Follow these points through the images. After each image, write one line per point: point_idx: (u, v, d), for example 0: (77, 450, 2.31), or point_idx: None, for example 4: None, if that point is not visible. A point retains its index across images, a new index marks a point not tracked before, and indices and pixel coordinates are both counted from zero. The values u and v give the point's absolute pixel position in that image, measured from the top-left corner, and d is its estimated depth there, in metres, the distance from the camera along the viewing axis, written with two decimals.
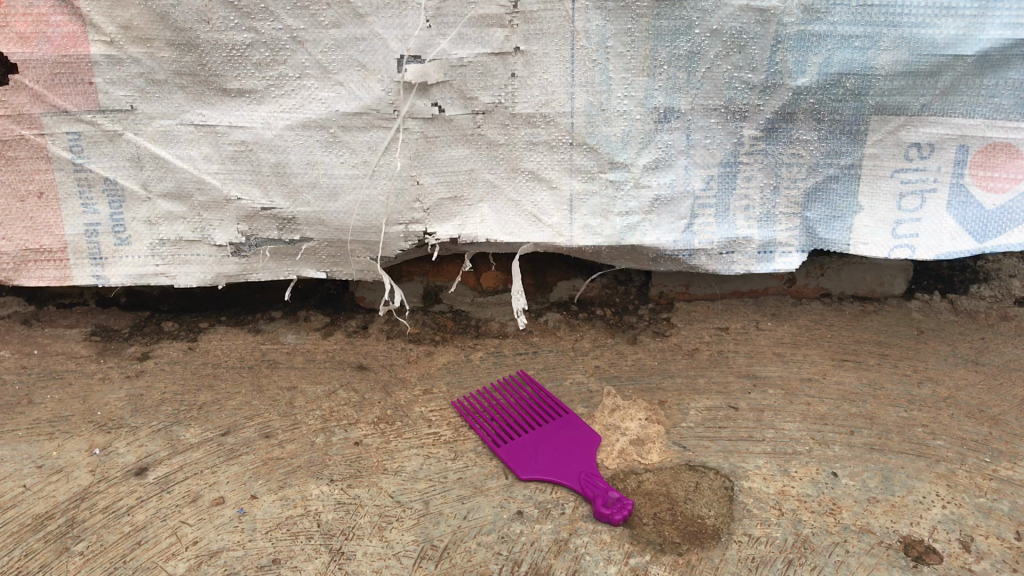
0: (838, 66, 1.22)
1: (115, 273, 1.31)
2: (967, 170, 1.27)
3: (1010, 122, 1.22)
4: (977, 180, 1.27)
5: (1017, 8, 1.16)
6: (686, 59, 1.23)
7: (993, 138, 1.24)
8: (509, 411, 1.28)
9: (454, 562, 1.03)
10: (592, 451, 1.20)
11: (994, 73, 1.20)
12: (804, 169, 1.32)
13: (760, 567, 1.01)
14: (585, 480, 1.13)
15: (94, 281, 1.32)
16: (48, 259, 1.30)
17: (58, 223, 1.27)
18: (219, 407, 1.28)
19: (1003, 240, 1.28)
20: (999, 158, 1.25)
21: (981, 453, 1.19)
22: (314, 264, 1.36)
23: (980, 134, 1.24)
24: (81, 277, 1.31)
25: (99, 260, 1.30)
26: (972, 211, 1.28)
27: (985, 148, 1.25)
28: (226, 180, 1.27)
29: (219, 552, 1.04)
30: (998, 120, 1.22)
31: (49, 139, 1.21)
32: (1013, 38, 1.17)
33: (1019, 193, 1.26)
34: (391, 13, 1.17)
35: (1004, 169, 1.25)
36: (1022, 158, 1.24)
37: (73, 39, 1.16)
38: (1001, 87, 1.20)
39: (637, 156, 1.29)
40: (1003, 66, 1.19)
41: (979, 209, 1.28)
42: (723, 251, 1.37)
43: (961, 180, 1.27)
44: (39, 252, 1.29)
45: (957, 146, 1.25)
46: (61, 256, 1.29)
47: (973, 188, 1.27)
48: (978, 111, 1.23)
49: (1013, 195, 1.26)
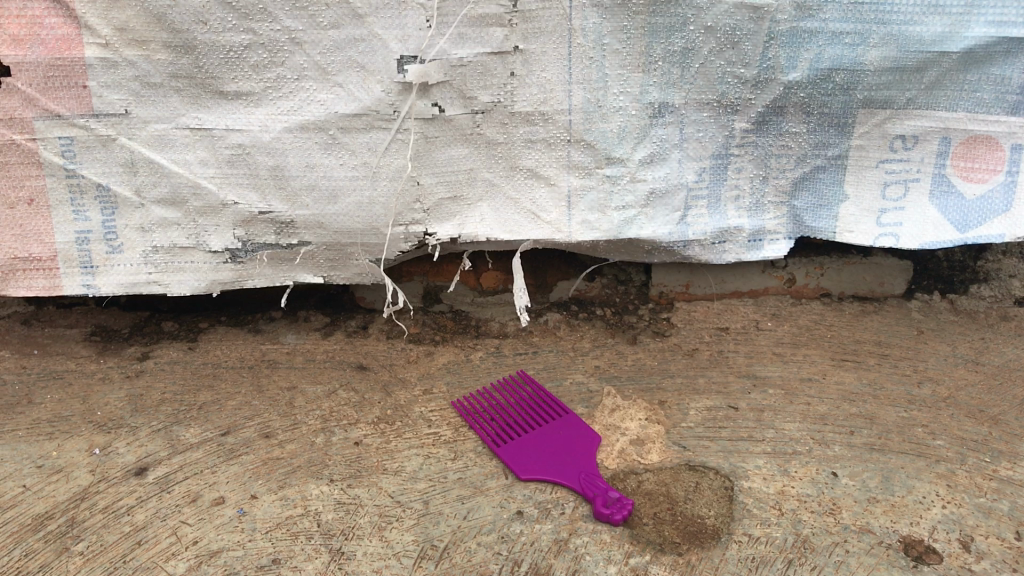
0: (828, 62, 1.22)
1: (106, 282, 1.31)
2: (949, 161, 1.27)
3: (991, 116, 1.23)
4: (958, 171, 1.28)
5: (1002, 5, 1.16)
6: (680, 55, 1.23)
7: (975, 131, 1.25)
8: (508, 411, 1.28)
9: (454, 562, 1.03)
10: (592, 452, 1.20)
11: (978, 69, 1.20)
12: (793, 160, 1.33)
13: (760, 567, 1.01)
14: (586, 479, 1.14)
15: (84, 291, 1.31)
16: (36, 267, 1.29)
17: (49, 230, 1.27)
18: (219, 408, 1.28)
19: (984, 230, 1.30)
20: (980, 150, 1.26)
21: (981, 453, 1.19)
22: (312, 268, 1.36)
23: (962, 127, 1.25)
24: (70, 286, 1.31)
25: (90, 269, 1.30)
26: (953, 201, 1.29)
27: (967, 141, 1.26)
28: (222, 185, 1.26)
29: (219, 552, 1.04)
30: (979, 114, 1.23)
31: (41, 143, 1.21)
32: (997, 34, 1.17)
33: (1000, 184, 1.27)
34: (391, 12, 1.17)
35: (985, 160, 1.26)
36: (1002, 150, 1.25)
37: (67, 42, 1.16)
38: (984, 83, 1.21)
39: (633, 151, 1.29)
40: (988, 62, 1.19)
41: (960, 199, 1.29)
42: (715, 241, 1.39)
43: (943, 171, 1.28)
44: (28, 261, 1.29)
45: (940, 138, 1.26)
46: (50, 264, 1.29)
47: (954, 178, 1.28)
48: (960, 105, 1.23)
49: (993, 185, 1.27)
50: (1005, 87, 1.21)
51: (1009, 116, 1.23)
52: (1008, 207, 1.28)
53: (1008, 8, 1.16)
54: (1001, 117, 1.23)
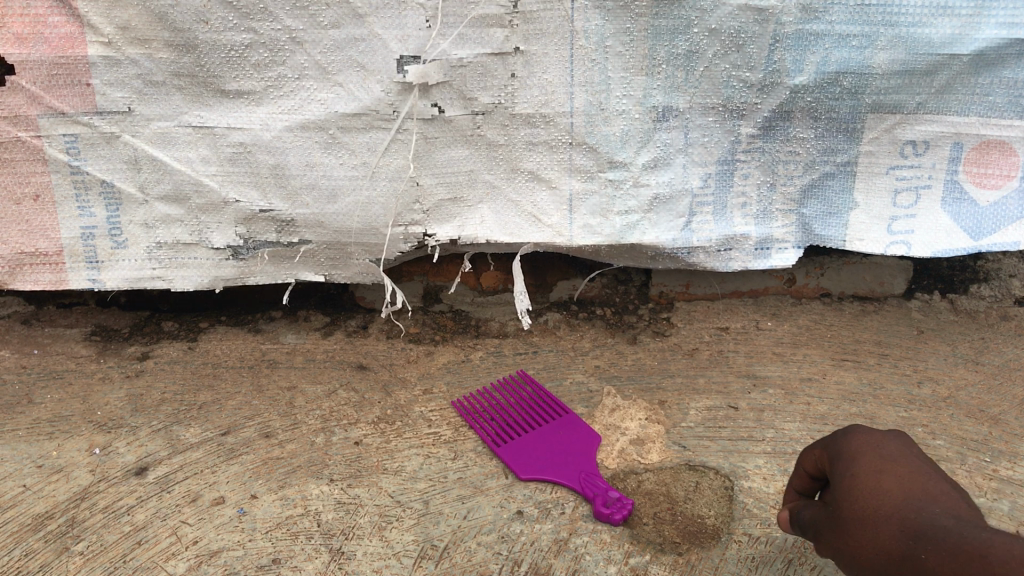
0: (835, 65, 1.22)
1: (111, 277, 1.31)
2: (962, 167, 1.27)
3: (1004, 120, 1.23)
4: (972, 177, 1.28)
5: (1013, 7, 1.16)
6: (684, 58, 1.23)
7: (987, 136, 1.24)
8: (509, 411, 1.28)
9: (454, 562, 1.03)
10: (592, 452, 1.20)
11: (988, 72, 1.20)
12: (801, 166, 1.32)
13: (759, 567, 1.02)
14: (586, 480, 1.13)
15: (89, 286, 1.31)
16: (43, 262, 1.29)
17: (55, 226, 1.27)
18: (219, 407, 1.28)
19: (999, 237, 1.30)
20: (992, 155, 1.26)
21: (981, 453, 1.20)
22: (313, 266, 1.36)
23: (974, 132, 1.25)
24: (76, 280, 1.31)
25: (94, 264, 1.30)
26: (966, 208, 1.29)
27: (979, 146, 1.25)
28: (224, 182, 1.26)
29: (219, 552, 1.04)
30: (992, 118, 1.23)
31: (45, 141, 1.21)
32: (1008, 37, 1.17)
33: (1014, 190, 1.27)
34: (391, 12, 1.17)
35: (998, 166, 1.26)
36: (1016, 156, 1.25)
37: (70, 41, 1.15)
38: (996, 86, 1.21)
39: (636, 155, 1.29)
40: (998, 65, 1.19)
41: (973, 206, 1.29)
42: (721, 248, 1.38)
43: (955, 177, 1.28)
44: (34, 256, 1.29)
45: (952, 143, 1.26)
46: (57, 259, 1.29)
47: (967, 184, 1.28)
48: (972, 109, 1.23)
49: (1007, 192, 1.27)
50: (1018, 90, 1.21)
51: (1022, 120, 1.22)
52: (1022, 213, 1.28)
53: (1019, 10, 1.16)
54: (1015, 121, 1.23)
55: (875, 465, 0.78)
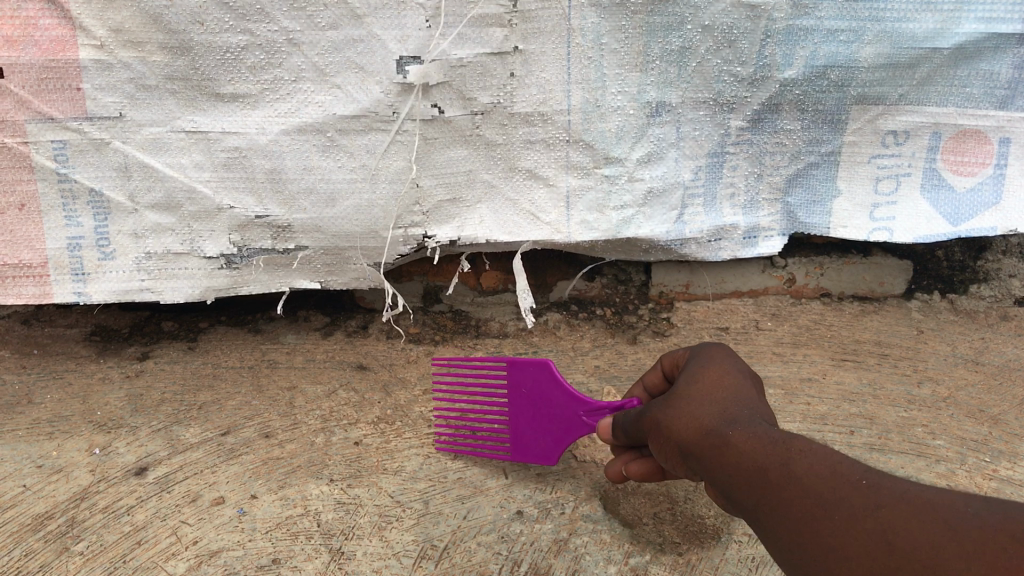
0: (823, 59, 1.22)
1: (98, 289, 1.29)
2: (939, 156, 1.30)
3: (980, 111, 1.26)
4: (949, 165, 1.30)
5: (991, 3, 1.18)
6: (678, 54, 1.23)
7: (964, 126, 1.27)
8: (481, 413, 1.21)
9: (454, 562, 1.07)
10: (552, 381, 1.11)
11: (967, 65, 1.22)
12: (787, 157, 1.33)
13: (760, 566, 1.08)
14: (589, 416, 1.08)
15: (74, 298, 1.29)
16: (26, 274, 1.27)
17: (39, 237, 1.25)
18: (219, 407, 1.28)
19: (976, 222, 1.32)
20: (969, 143, 1.29)
21: (982, 453, 1.21)
22: (309, 274, 1.35)
23: (952, 122, 1.27)
24: (61, 294, 1.28)
25: (81, 276, 1.28)
26: (944, 194, 1.32)
27: (957, 135, 1.28)
28: (218, 188, 1.26)
29: (218, 552, 1.07)
30: (969, 109, 1.26)
31: (32, 147, 1.20)
32: (986, 31, 1.19)
33: (988, 177, 1.30)
34: (390, 13, 1.17)
35: (974, 154, 1.29)
36: (991, 145, 1.28)
37: (62, 43, 1.15)
38: (973, 78, 1.24)
39: (630, 150, 1.29)
40: (976, 58, 1.22)
41: (951, 193, 1.32)
42: (711, 238, 1.38)
43: (934, 166, 1.30)
44: (17, 268, 1.26)
45: (931, 133, 1.28)
46: (41, 271, 1.27)
47: (945, 172, 1.31)
48: (951, 100, 1.26)
49: (982, 179, 1.30)
50: (993, 81, 1.24)
51: (997, 111, 1.26)
52: (997, 199, 1.31)
53: (996, 5, 1.18)
54: (990, 111, 1.26)
55: (720, 368, 0.81)
